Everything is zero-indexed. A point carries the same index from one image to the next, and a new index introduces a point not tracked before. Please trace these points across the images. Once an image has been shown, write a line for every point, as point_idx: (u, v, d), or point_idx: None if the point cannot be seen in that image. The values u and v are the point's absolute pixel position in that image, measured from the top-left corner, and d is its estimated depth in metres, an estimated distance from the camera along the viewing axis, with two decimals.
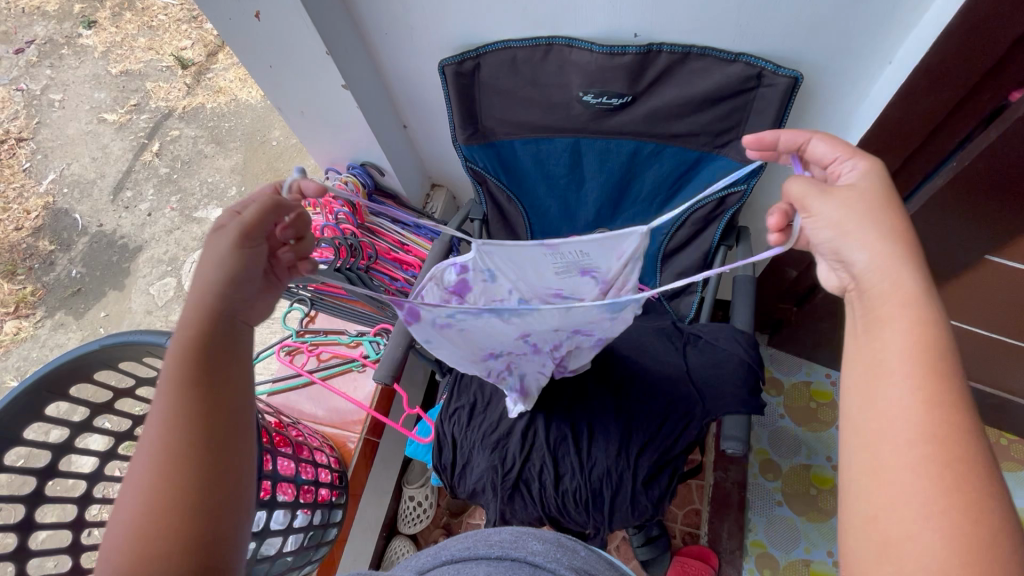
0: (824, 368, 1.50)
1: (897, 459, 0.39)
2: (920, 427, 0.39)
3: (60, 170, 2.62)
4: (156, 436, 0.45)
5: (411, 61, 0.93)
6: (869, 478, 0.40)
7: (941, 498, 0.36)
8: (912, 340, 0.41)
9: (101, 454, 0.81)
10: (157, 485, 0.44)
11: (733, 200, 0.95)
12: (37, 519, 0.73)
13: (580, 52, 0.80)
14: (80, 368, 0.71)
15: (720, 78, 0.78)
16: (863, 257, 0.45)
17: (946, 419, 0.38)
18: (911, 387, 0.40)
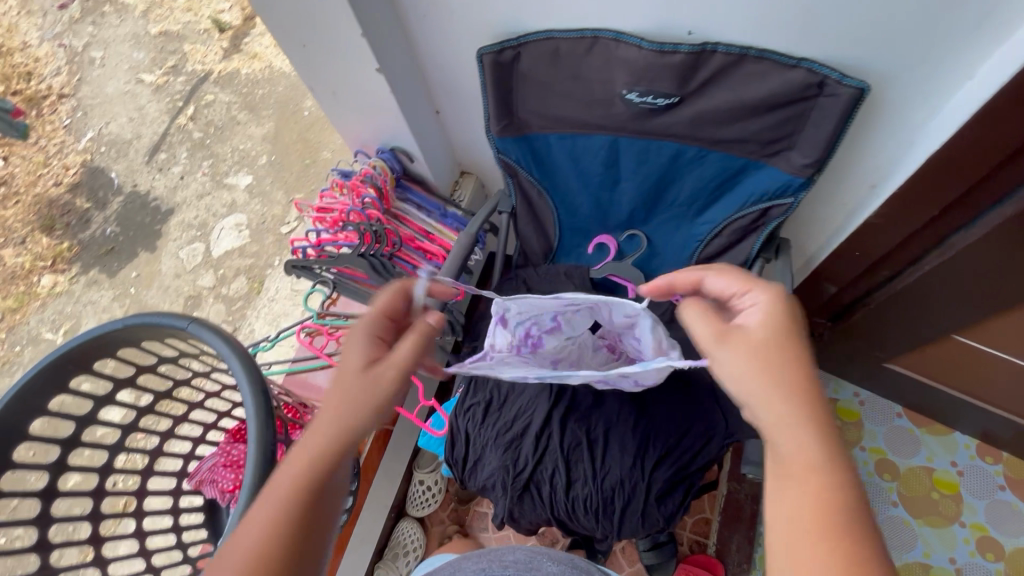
0: (853, 386, 1.45)
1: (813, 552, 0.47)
2: (822, 518, 0.48)
3: (98, 128, 2.75)
4: (293, 470, 0.57)
5: (448, 46, 0.90)
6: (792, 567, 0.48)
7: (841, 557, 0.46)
8: (802, 440, 0.52)
9: (123, 426, 0.83)
10: (280, 506, 0.56)
11: (777, 213, 0.89)
12: (60, 487, 0.75)
13: (627, 48, 0.75)
14: (104, 345, 0.72)
15: (778, 84, 0.72)
16: (756, 375, 0.56)
17: (838, 507, 0.48)
18: (802, 469, 0.51)
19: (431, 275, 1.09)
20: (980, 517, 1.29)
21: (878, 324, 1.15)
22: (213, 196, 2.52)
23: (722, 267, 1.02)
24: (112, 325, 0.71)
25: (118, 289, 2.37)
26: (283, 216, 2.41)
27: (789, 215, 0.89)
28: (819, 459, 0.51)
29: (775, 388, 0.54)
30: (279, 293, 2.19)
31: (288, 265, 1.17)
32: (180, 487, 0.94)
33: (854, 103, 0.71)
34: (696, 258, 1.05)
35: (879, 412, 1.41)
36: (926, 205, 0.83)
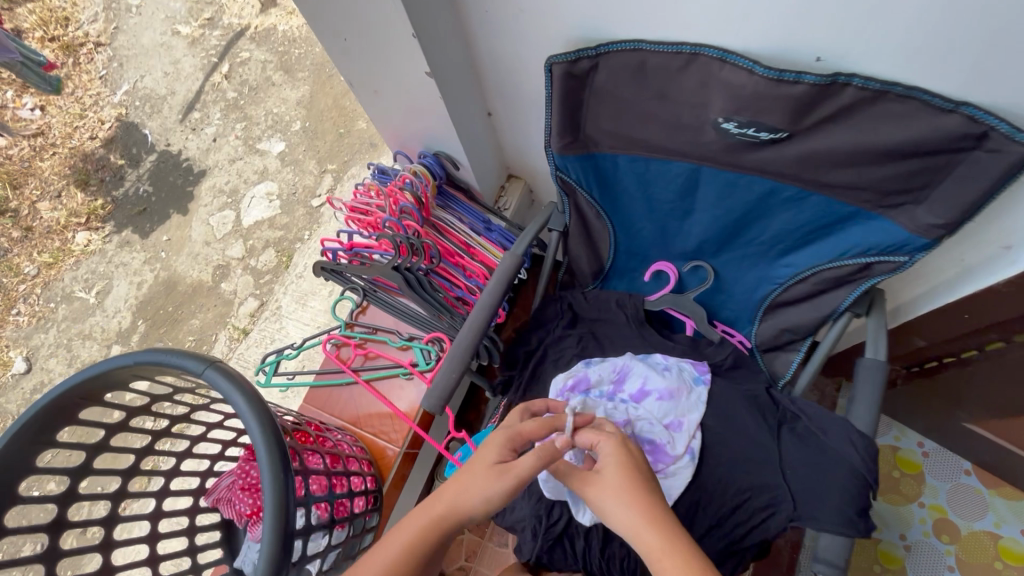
0: (918, 435, 1.32)
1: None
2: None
3: (134, 82, 2.71)
4: (420, 531, 0.61)
5: (511, 47, 0.77)
6: None
7: None
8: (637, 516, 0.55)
9: (138, 451, 0.78)
10: (398, 565, 0.59)
11: (881, 269, 0.75)
12: (69, 517, 0.71)
13: (733, 70, 0.61)
14: (112, 379, 0.65)
15: (923, 130, 0.58)
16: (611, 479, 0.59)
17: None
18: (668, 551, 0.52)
19: (469, 294, 1.00)
20: None
21: (968, 386, 1.01)
22: (245, 162, 2.45)
23: (801, 315, 0.90)
24: (121, 362, 0.64)
25: (149, 252, 2.34)
26: (315, 188, 2.32)
27: (897, 273, 0.75)
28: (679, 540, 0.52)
29: (614, 483, 0.58)
30: (307, 270, 2.13)
31: (317, 266, 1.10)
32: (197, 504, 0.90)
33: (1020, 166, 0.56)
34: (770, 301, 0.93)
35: (944, 467, 1.28)
36: None
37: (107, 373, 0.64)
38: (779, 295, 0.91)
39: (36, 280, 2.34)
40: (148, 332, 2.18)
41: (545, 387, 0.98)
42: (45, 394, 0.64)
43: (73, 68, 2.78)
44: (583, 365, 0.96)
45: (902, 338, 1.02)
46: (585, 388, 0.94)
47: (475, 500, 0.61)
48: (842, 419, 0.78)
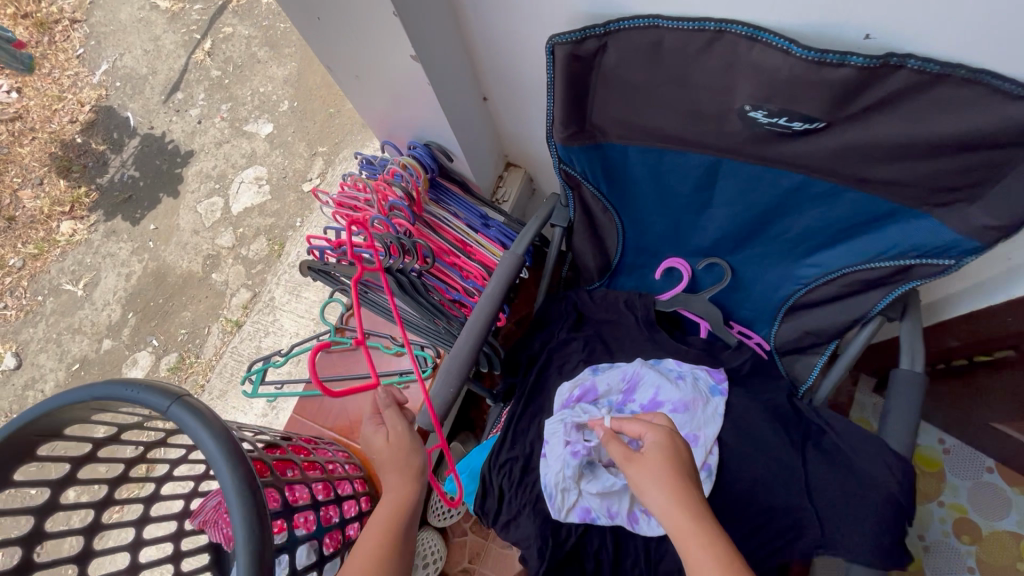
0: (938, 431, 1.26)
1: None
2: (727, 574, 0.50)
3: (113, 61, 2.58)
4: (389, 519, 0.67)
5: (507, 23, 0.68)
6: None
7: None
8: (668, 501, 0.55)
9: (111, 480, 0.72)
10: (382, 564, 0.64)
11: (923, 272, 0.68)
12: (37, 559, 0.65)
13: (765, 51, 0.53)
14: (74, 414, 0.59)
15: (988, 119, 0.50)
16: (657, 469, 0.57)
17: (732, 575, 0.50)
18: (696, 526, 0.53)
19: (467, 296, 0.93)
20: None
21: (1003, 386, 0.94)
22: (232, 145, 2.34)
23: (827, 318, 0.82)
24: (73, 399, 0.57)
25: (136, 242, 2.26)
26: (305, 171, 2.23)
27: (941, 276, 0.67)
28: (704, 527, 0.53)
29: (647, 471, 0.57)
30: (299, 260, 2.06)
31: (305, 266, 1.03)
32: (182, 527, 0.85)
33: None
34: (793, 301, 0.85)
35: (966, 464, 1.23)
36: None
37: (59, 410, 0.57)
38: (803, 296, 0.83)
39: (21, 273, 2.27)
40: (139, 325, 2.12)
41: (548, 396, 0.92)
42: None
43: (48, 46, 2.65)
44: (591, 372, 0.89)
45: (932, 336, 0.94)
46: (593, 399, 0.87)
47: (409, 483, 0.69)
48: (876, 437, 0.71)
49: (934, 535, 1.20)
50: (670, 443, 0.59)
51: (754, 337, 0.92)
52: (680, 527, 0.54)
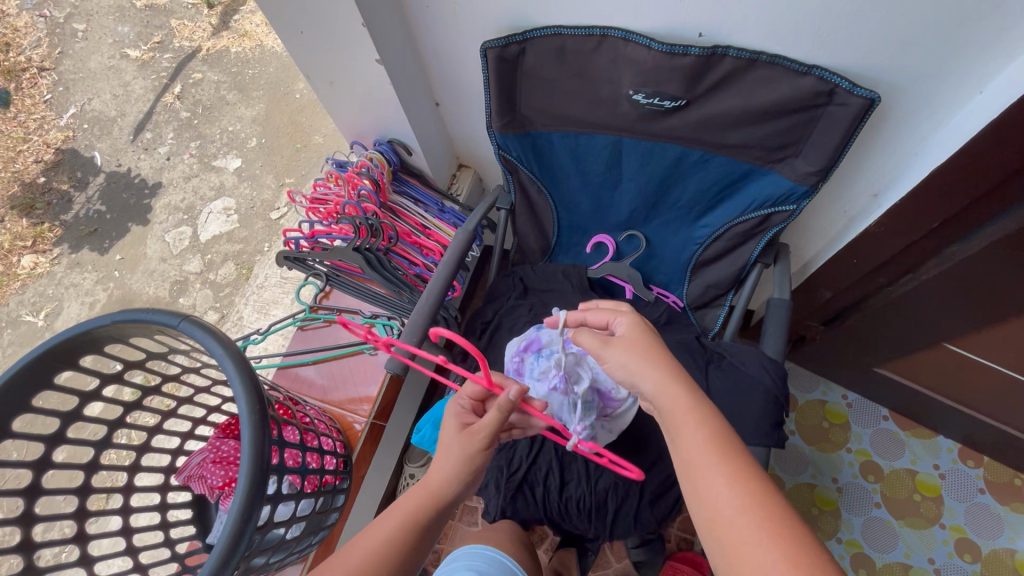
0: (841, 389, 1.46)
1: (699, 453, 0.58)
2: (713, 440, 0.58)
3: (81, 104, 2.56)
4: (411, 508, 0.69)
5: (451, 37, 0.88)
6: (691, 476, 0.58)
7: (726, 456, 0.57)
8: (659, 386, 0.65)
9: (109, 422, 0.80)
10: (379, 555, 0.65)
11: (779, 219, 0.88)
12: (44, 485, 0.73)
13: (636, 48, 0.73)
14: (92, 342, 0.71)
15: (789, 90, 0.71)
16: (637, 361, 0.68)
17: (718, 439, 0.58)
18: (686, 405, 0.62)
19: (427, 271, 1.08)
20: (960, 519, 1.31)
21: (870, 330, 1.16)
22: (201, 179, 2.44)
23: (722, 271, 1.02)
24: (94, 325, 0.68)
25: (100, 271, 2.29)
26: (273, 201, 2.36)
27: (791, 221, 0.88)
28: (693, 401, 0.63)
29: (646, 364, 0.67)
30: (267, 281, 2.18)
31: (281, 256, 1.15)
32: (168, 482, 0.92)
33: (863, 114, 0.70)
34: (695, 260, 1.04)
35: (866, 415, 1.43)
36: (925, 218, 0.83)
37: (81, 335, 0.69)
38: (702, 254, 1.02)
39: None
40: None
41: (500, 352, 1.06)
42: (21, 358, 0.68)
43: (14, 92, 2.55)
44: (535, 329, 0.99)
45: (812, 291, 1.15)
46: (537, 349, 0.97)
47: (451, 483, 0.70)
48: (758, 351, 0.90)
49: (848, 477, 1.37)
50: (644, 332, 0.73)
51: (670, 296, 1.10)
52: (677, 405, 0.62)
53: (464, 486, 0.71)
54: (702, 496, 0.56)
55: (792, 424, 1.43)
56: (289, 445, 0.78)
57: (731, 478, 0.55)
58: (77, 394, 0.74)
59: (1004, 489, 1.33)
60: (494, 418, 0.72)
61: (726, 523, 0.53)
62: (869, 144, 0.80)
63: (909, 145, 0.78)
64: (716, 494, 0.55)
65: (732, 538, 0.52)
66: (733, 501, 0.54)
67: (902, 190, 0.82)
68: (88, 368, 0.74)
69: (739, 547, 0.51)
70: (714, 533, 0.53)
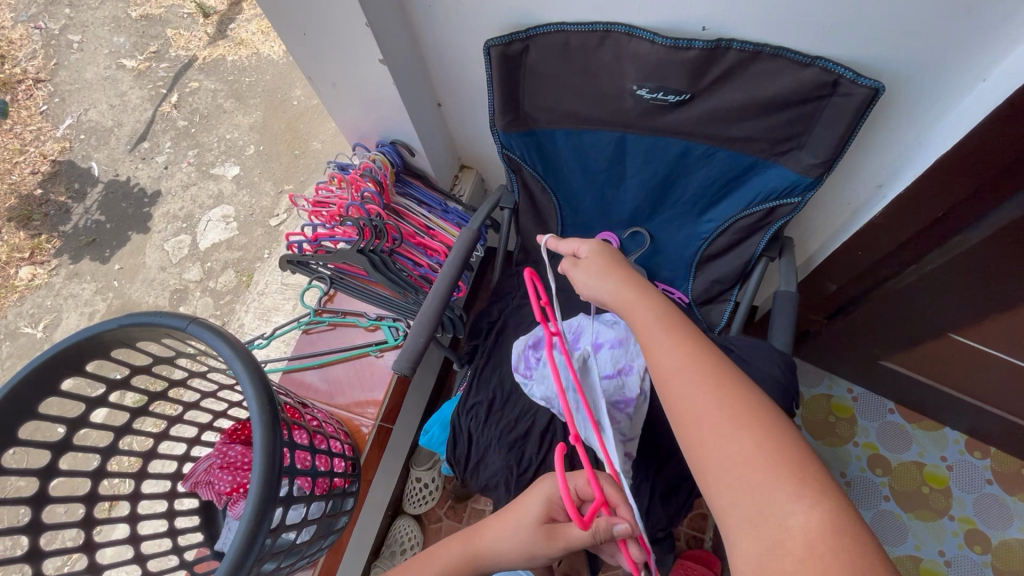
0: (847, 383, 1.46)
1: (652, 331, 0.64)
2: (665, 317, 0.65)
3: (78, 115, 2.56)
4: (451, 563, 0.70)
5: (454, 36, 0.88)
6: (646, 350, 0.63)
7: (672, 329, 0.63)
8: (618, 280, 0.71)
9: (116, 428, 0.80)
10: None
11: (784, 212, 0.89)
12: (51, 493, 0.72)
13: (639, 42, 0.74)
14: (99, 346, 0.70)
15: (792, 82, 0.71)
16: (598, 264, 0.75)
17: (669, 315, 0.65)
18: (638, 294, 0.69)
19: (432, 271, 1.08)
20: (969, 511, 1.31)
21: (875, 323, 1.16)
22: (199, 187, 2.43)
23: (727, 266, 1.02)
24: (102, 328, 0.68)
25: (99, 281, 2.28)
26: (273, 208, 2.36)
27: (796, 214, 0.88)
28: (645, 289, 0.70)
29: (601, 266, 0.74)
30: (268, 287, 2.17)
31: (284, 260, 1.15)
32: (175, 489, 0.91)
33: (867, 103, 0.70)
34: (700, 256, 1.04)
35: (872, 408, 1.43)
36: (929, 207, 0.83)
37: (88, 340, 0.68)
38: (707, 249, 1.02)
39: None
40: None
41: (506, 351, 1.06)
42: (28, 364, 0.67)
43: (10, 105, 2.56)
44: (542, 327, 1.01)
45: (817, 285, 1.16)
46: None
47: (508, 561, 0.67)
48: (766, 344, 0.89)
49: (856, 471, 1.37)
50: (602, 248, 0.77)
51: (675, 292, 1.10)
52: (626, 293, 0.70)
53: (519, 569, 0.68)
54: (653, 363, 0.61)
55: (798, 420, 1.43)
56: (298, 447, 0.77)
57: (677, 343, 0.61)
58: (84, 400, 0.73)
59: (1012, 480, 1.33)
60: (582, 539, 0.61)
61: (671, 379, 0.58)
62: (872, 135, 0.80)
63: (913, 135, 0.78)
64: (666, 359, 0.60)
65: (677, 390, 0.57)
66: (682, 360, 0.58)
67: (906, 180, 0.82)
68: (94, 373, 0.73)
69: (682, 394, 0.56)
70: (664, 388, 0.58)
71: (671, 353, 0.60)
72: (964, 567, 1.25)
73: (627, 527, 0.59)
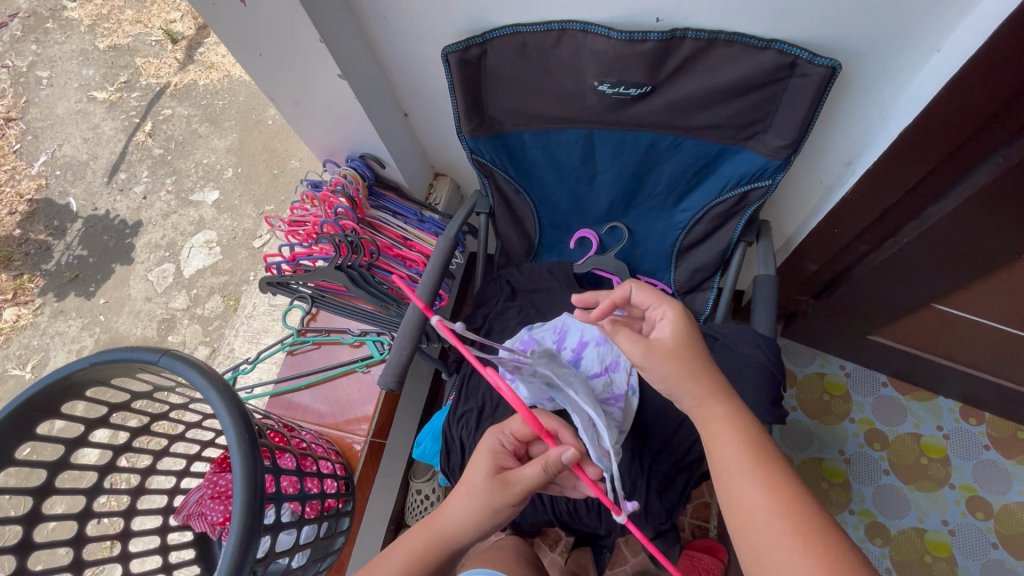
0: (839, 359, 1.46)
1: (733, 459, 0.62)
2: (746, 445, 0.62)
3: (52, 151, 2.53)
4: (420, 546, 0.69)
5: (412, 45, 0.87)
6: (727, 482, 0.61)
7: (759, 464, 0.60)
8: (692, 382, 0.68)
9: (100, 468, 0.78)
10: None
11: (756, 196, 0.89)
12: (36, 539, 0.71)
13: (595, 38, 0.73)
14: (71, 387, 0.69)
15: (750, 66, 0.71)
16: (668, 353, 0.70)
17: (751, 443, 0.62)
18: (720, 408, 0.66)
19: (412, 282, 1.07)
20: (970, 478, 1.31)
21: (859, 299, 1.16)
22: (180, 214, 2.41)
23: (706, 253, 1.02)
24: (73, 368, 0.67)
25: (84, 317, 2.26)
26: (255, 230, 2.34)
27: (769, 196, 0.88)
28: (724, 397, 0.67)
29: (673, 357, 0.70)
30: (256, 310, 2.16)
31: (264, 282, 1.14)
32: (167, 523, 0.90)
33: (826, 82, 0.70)
34: (679, 245, 1.04)
35: (866, 383, 1.43)
36: (897, 181, 0.83)
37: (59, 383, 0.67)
38: (686, 238, 1.02)
39: None
40: None
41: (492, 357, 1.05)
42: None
43: None
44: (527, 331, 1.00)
45: (799, 265, 1.16)
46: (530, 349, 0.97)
47: (469, 532, 0.68)
48: (749, 329, 0.89)
49: (854, 447, 1.37)
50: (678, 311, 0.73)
51: (658, 284, 1.10)
52: (703, 399, 0.66)
53: (486, 532, 0.69)
54: (735, 502, 0.59)
55: (794, 400, 1.43)
56: (285, 471, 0.76)
57: (762, 486, 0.58)
58: (64, 443, 0.72)
59: (1009, 443, 1.33)
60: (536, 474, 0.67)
61: (753, 526, 0.57)
62: (835, 112, 0.81)
63: (875, 109, 0.79)
64: (750, 503, 0.58)
65: (760, 540, 0.56)
66: (766, 508, 0.57)
67: (873, 154, 0.83)
68: (71, 414, 0.72)
69: (770, 550, 0.55)
70: (748, 536, 0.57)
71: (754, 494, 0.58)
72: (968, 535, 1.26)
73: (574, 451, 0.64)
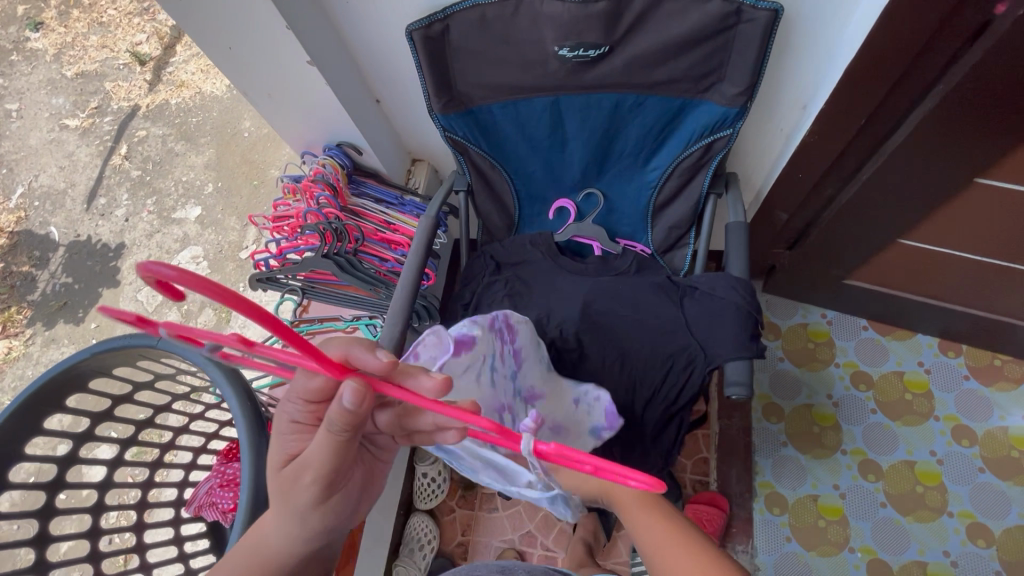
0: (819, 309, 1.51)
1: (637, 511, 0.72)
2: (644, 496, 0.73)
3: (29, 182, 2.52)
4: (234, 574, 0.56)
5: (377, 28, 0.91)
6: (636, 524, 0.71)
7: (654, 509, 0.71)
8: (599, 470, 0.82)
9: (109, 462, 0.79)
10: None
11: (720, 146, 0.93)
12: (52, 532, 0.72)
13: (551, 3, 0.77)
14: (74, 379, 0.71)
15: (699, 18, 0.76)
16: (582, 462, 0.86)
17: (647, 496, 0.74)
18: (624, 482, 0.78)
19: (399, 264, 1.10)
20: (952, 409, 1.37)
21: (830, 244, 1.21)
22: (164, 233, 2.42)
23: (679, 210, 1.06)
24: (77, 358, 0.69)
25: (77, 343, 2.26)
26: (240, 242, 2.36)
27: (732, 145, 0.92)
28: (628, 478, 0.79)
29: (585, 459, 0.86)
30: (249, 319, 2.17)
31: (253, 279, 1.16)
32: (179, 515, 0.92)
33: (771, 26, 0.75)
34: (652, 205, 1.08)
35: (848, 329, 1.48)
36: (851, 119, 0.88)
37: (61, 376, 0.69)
38: (658, 196, 1.06)
39: None
40: None
41: None
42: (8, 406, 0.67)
43: None
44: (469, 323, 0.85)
45: (770, 216, 1.20)
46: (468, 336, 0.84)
47: (285, 537, 0.57)
48: (724, 274, 0.92)
49: (841, 391, 1.42)
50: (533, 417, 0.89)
51: (637, 244, 1.13)
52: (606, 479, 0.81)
53: (307, 537, 0.57)
54: (640, 537, 0.69)
55: (780, 352, 1.48)
56: None
57: (657, 519, 0.69)
58: (71, 437, 0.72)
59: (986, 372, 1.39)
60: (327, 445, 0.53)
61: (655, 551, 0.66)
62: (784, 56, 0.85)
63: (823, 50, 0.83)
64: (650, 534, 0.68)
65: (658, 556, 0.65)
66: (663, 531, 0.67)
67: (825, 95, 0.87)
68: (78, 408, 0.73)
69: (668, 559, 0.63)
70: (655, 556, 0.65)
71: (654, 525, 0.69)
72: (955, 463, 1.32)
73: (354, 391, 0.48)
